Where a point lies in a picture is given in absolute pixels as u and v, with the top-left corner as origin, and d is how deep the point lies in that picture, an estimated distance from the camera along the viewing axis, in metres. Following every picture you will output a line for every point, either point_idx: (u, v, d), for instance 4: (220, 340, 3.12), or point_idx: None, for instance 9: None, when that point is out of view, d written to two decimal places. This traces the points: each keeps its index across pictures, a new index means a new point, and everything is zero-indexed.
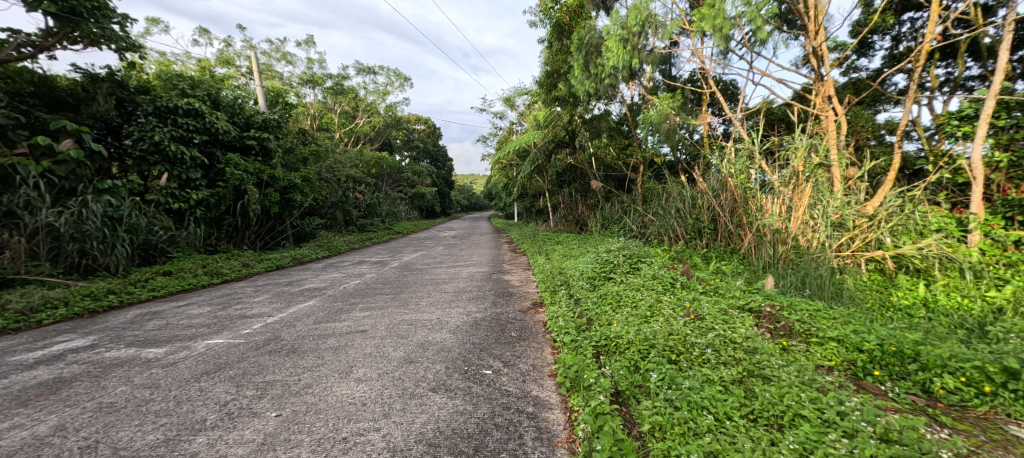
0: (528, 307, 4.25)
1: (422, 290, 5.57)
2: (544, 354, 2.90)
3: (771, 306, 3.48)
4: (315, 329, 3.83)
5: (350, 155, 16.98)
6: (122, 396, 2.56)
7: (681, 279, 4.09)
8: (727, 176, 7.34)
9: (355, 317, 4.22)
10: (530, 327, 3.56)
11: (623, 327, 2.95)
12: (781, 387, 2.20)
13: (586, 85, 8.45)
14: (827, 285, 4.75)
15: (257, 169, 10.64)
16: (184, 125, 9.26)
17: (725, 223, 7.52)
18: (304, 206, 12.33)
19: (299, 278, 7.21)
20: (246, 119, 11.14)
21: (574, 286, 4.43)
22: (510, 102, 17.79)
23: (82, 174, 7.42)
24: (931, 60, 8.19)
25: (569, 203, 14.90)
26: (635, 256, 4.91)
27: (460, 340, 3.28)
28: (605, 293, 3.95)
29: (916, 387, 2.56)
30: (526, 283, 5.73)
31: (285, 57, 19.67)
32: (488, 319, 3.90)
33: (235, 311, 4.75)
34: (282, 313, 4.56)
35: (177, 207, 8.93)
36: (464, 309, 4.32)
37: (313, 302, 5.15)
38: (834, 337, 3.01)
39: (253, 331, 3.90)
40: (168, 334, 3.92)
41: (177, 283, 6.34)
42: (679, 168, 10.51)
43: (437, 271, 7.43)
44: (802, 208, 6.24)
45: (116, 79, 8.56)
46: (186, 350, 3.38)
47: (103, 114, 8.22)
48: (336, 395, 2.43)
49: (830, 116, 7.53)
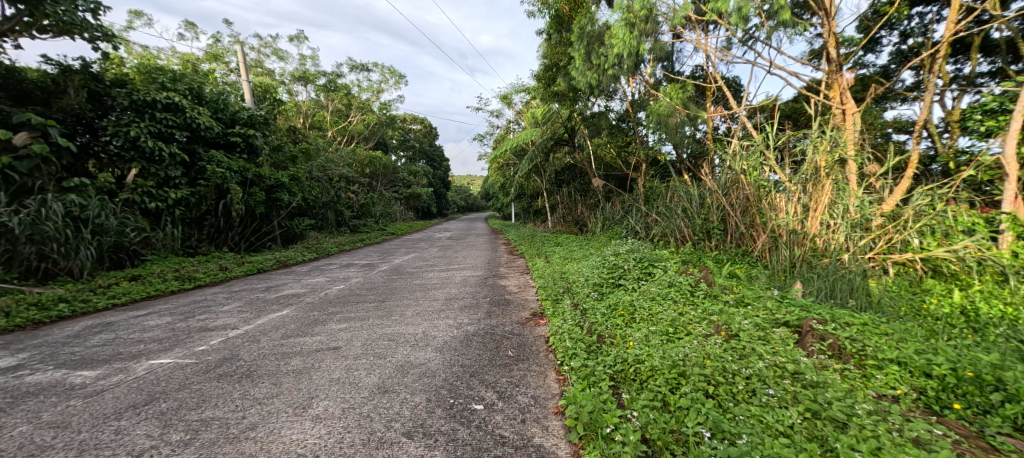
0: (527, 319, 3.74)
1: (410, 297, 5.04)
2: (548, 382, 2.39)
3: (815, 319, 2.92)
4: (281, 346, 3.31)
5: (342, 154, 16.40)
6: (16, 442, 2.07)
7: (702, 287, 3.56)
8: (740, 173, 6.87)
9: (330, 330, 3.72)
10: (529, 345, 3.05)
11: (643, 350, 2.45)
12: (862, 437, 1.71)
13: (588, 77, 7.94)
14: (862, 292, 4.21)
15: (242, 167, 10.09)
16: (164, 120, 8.74)
17: (736, 224, 7.03)
18: (291, 205, 11.77)
19: (279, 283, 6.68)
20: (231, 115, 10.61)
21: (580, 295, 3.91)
22: (508, 100, 17.26)
23: (46, 171, 6.94)
24: (945, 56, 7.81)
25: (569, 204, 14.38)
26: (647, 260, 4.39)
27: (446, 362, 2.77)
28: (618, 304, 3.44)
29: (1008, 424, 2.04)
30: (525, 288, 5.21)
31: (276, 53, 19.22)
32: (481, 334, 3.38)
33: (197, 322, 4.23)
34: (249, 325, 4.03)
35: (153, 206, 8.40)
36: (454, 321, 3.81)
37: (287, 311, 4.62)
38: (894, 359, 2.49)
39: (210, 347, 3.39)
40: (111, 352, 3.42)
41: (142, 289, 5.82)
42: (682, 165, 10.03)
43: (429, 275, 6.90)
44: (821, 208, 5.79)
45: (90, 72, 8.06)
46: (122, 374, 2.89)
47: (74, 108, 7.71)
48: (283, 442, 1.93)
49: (847, 110, 7.16)
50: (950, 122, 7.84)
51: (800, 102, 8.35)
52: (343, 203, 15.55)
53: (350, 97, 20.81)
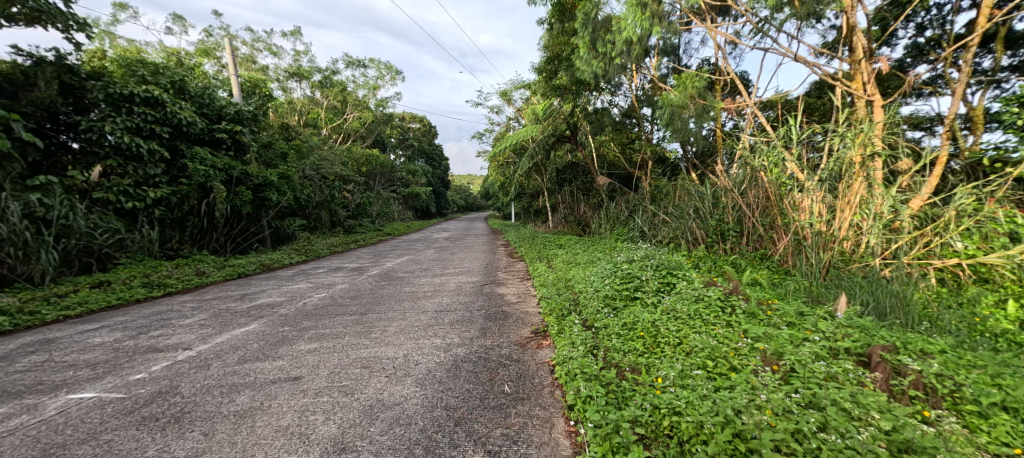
0: (528, 339, 3.18)
1: (397, 308, 4.49)
2: (556, 439, 1.91)
3: (884, 346, 2.37)
4: (232, 376, 2.75)
5: (335, 152, 15.85)
6: None
7: (735, 303, 3.02)
8: (759, 170, 6.29)
9: (296, 352, 3.15)
10: (530, 377, 2.50)
11: (683, 397, 1.95)
12: None
13: (594, 67, 7.33)
14: (917, 307, 3.61)
15: (227, 165, 9.53)
16: (142, 115, 8.16)
17: (754, 225, 6.45)
18: (280, 205, 11.19)
19: (256, 290, 6.09)
20: (218, 111, 10.06)
21: (590, 310, 3.34)
22: (508, 96, 16.68)
23: (8, 169, 6.43)
24: (975, 46, 7.01)
25: (570, 203, 13.75)
26: (665, 268, 3.84)
27: (426, 402, 2.21)
28: (636, 323, 2.88)
29: None
30: (525, 298, 4.66)
31: (269, 48, 18.65)
32: (472, 359, 2.82)
33: (148, 340, 3.68)
34: (205, 345, 3.47)
35: (129, 206, 7.84)
36: (443, 341, 3.24)
37: (254, 325, 4.04)
38: (999, 403, 1.94)
39: (147, 376, 2.84)
40: (29, 381, 2.87)
41: (103, 298, 5.28)
42: (690, 162, 9.43)
43: (421, 281, 6.34)
44: (851, 208, 5.21)
45: (65, 63, 7.56)
46: (25, 416, 2.35)
47: (44, 101, 7.17)
48: None
49: (877, 100, 6.54)
50: (974, 117, 7.16)
51: (820, 95, 7.76)
52: (337, 203, 14.99)
53: (346, 94, 20.21)
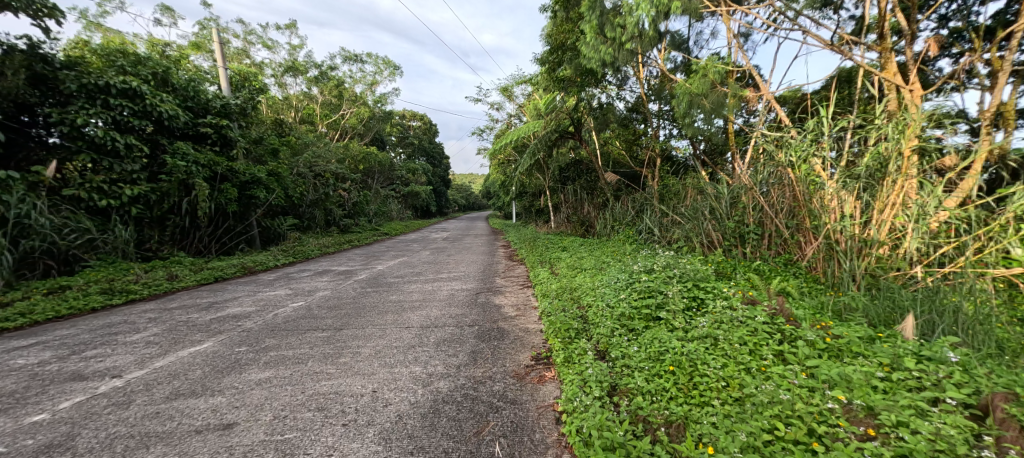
0: (527, 370, 2.58)
1: (378, 322, 3.91)
2: None
3: (1003, 394, 1.81)
4: (151, 420, 2.17)
5: (330, 150, 15.28)
6: None
7: (784, 329, 2.47)
8: (784, 167, 5.61)
9: (242, 384, 2.57)
10: (530, 432, 1.94)
11: None
12: None
13: (603, 54, 6.69)
14: (995, 329, 3.00)
15: (211, 161, 8.90)
16: (118, 107, 7.54)
17: (778, 228, 5.83)
18: (268, 203, 10.60)
19: (229, 297, 5.50)
20: (204, 104, 9.39)
21: (602, 333, 2.76)
22: (509, 92, 16.10)
23: None
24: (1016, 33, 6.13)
25: (574, 203, 13.13)
26: (692, 281, 3.26)
27: None
28: (665, 354, 2.35)
29: None
30: (525, 311, 4.06)
31: (264, 42, 18.16)
32: (454, 399, 2.23)
33: (77, 364, 3.09)
34: (141, 370, 2.89)
35: (102, 205, 7.25)
36: (423, 370, 2.65)
37: (208, 344, 3.45)
38: None
39: (50, 418, 2.26)
40: None
41: (53, 306, 4.71)
42: (702, 160, 8.78)
43: (412, 288, 5.76)
44: (893, 209, 4.56)
45: (38, 52, 6.96)
46: None
47: (10, 91, 6.54)
48: None
49: (912, 92, 5.80)
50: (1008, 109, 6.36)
51: (848, 86, 7.10)
52: (333, 201, 14.44)
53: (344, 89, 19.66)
